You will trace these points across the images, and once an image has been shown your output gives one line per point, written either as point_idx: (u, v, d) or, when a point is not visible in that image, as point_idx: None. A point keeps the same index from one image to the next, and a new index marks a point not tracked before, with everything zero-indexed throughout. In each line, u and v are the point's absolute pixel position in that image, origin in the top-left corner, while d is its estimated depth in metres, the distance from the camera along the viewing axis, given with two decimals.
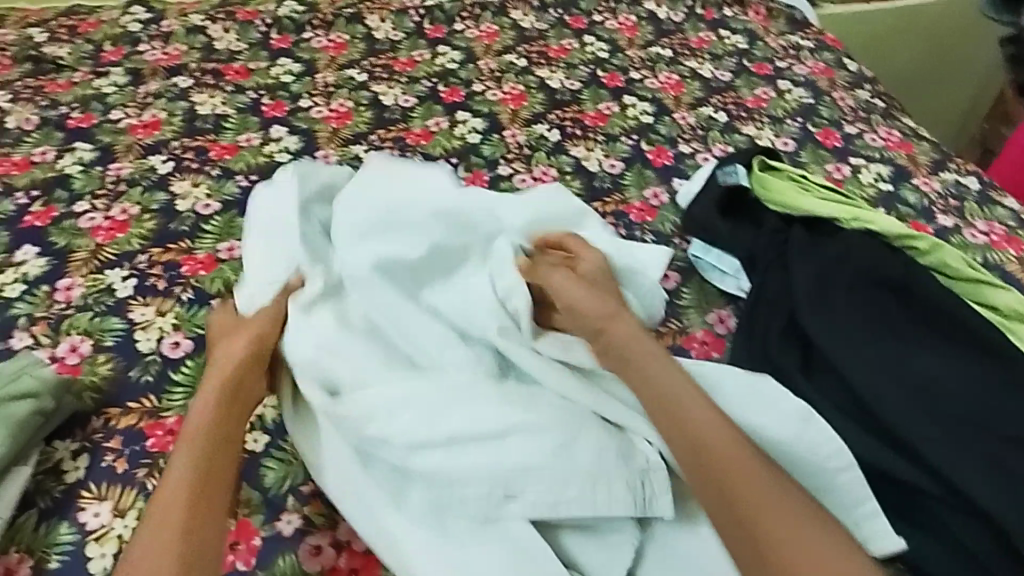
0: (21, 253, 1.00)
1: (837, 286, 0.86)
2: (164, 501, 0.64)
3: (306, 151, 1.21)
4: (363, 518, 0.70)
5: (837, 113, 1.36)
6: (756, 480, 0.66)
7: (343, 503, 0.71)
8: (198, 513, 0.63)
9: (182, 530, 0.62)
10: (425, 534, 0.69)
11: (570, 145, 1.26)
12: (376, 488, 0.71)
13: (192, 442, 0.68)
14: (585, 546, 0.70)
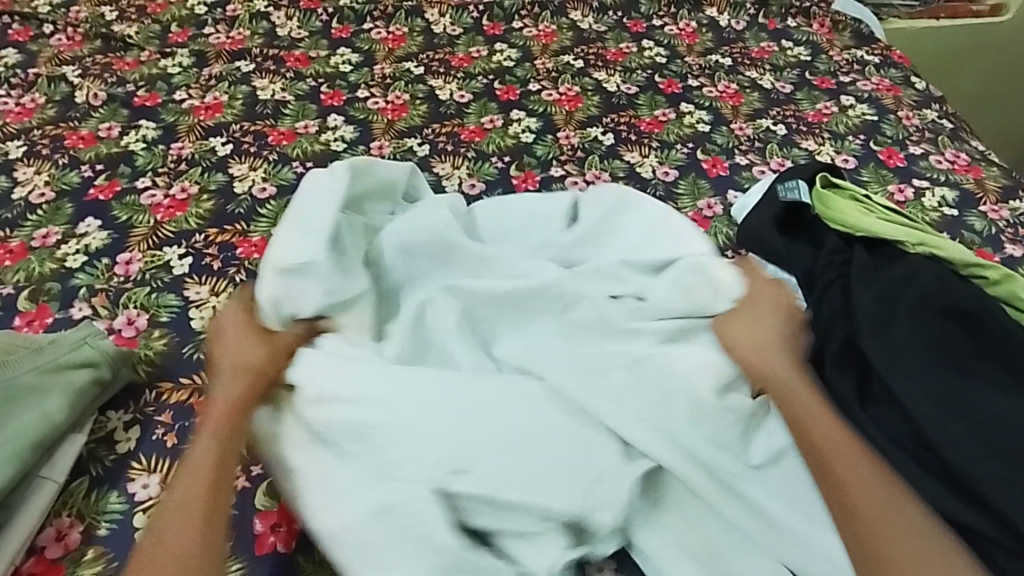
0: (85, 225, 1.03)
1: (899, 311, 0.83)
2: (183, 486, 0.66)
3: (361, 141, 1.22)
4: (320, 507, 0.67)
5: (901, 132, 1.31)
6: (867, 486, 0.68)
7: (307, 493, 0.68)
8: (205, 490, 0.66)
9: (194, 507, 0.64)
10: (378, 526, 0.65)
11: (624, 150, 1.24)
12: (338, 477, 0.68)
13: (223, 436, 0.70)
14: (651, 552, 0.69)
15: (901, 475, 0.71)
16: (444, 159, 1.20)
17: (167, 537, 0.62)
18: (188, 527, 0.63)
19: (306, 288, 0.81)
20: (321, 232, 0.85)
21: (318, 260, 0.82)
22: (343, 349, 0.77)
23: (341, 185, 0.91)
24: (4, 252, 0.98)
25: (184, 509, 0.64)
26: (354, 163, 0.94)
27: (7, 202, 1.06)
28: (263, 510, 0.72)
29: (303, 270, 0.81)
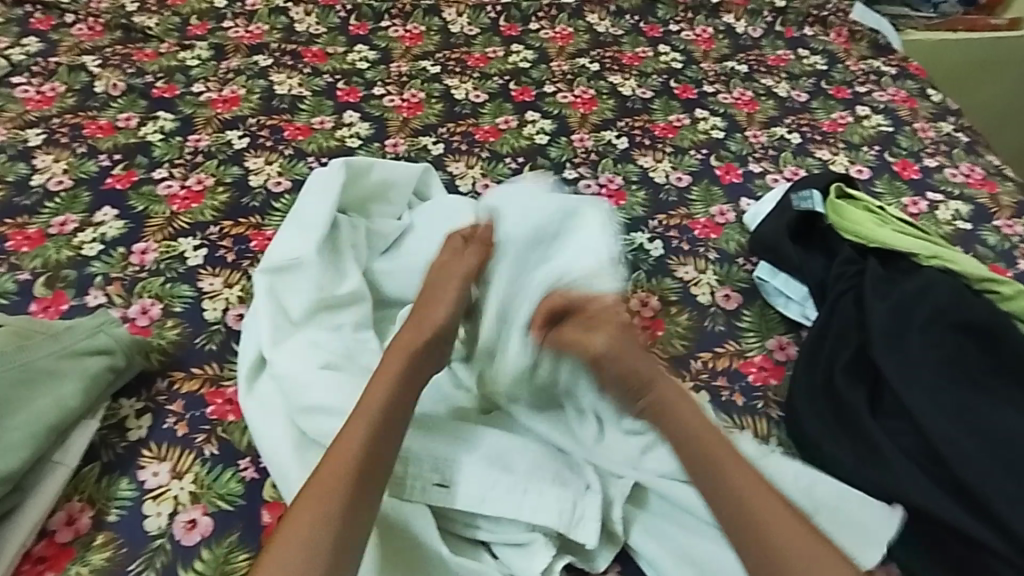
0: (102, 214, 1.04)
1: (912, 324, 0.83)
2: (335, 469, 0.64)
3: (376, 138, 1.23)
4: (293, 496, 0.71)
5: (917, 144, 1.31)
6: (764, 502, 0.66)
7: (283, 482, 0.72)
8: (358, 488, 0.64)
9: (343, 505, 0.62)
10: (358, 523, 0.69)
11: (638, 154, 1.24)
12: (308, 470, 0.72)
13: (367, 418, 0.67)
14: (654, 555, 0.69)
15: (912, 487, 0.71)
16: (458, 159, 1.21)
17: (319, 529, 0.61)
18: (341, 519, 0.62)
19: (293, 286, 0.84)
20: (314, 230, 0.89)
21: (305, 261, 0.86)
22: (327, 344, 0.80)
23: (338, 184, 0.94)
24: (21, 238, 0.99)
25: (332, 497, 0.62)
26: (353, 163, 0.97)
27: (26, 189, 1.07)
28: (272, 501, 0.72)
29: (291, 270, 0.86)
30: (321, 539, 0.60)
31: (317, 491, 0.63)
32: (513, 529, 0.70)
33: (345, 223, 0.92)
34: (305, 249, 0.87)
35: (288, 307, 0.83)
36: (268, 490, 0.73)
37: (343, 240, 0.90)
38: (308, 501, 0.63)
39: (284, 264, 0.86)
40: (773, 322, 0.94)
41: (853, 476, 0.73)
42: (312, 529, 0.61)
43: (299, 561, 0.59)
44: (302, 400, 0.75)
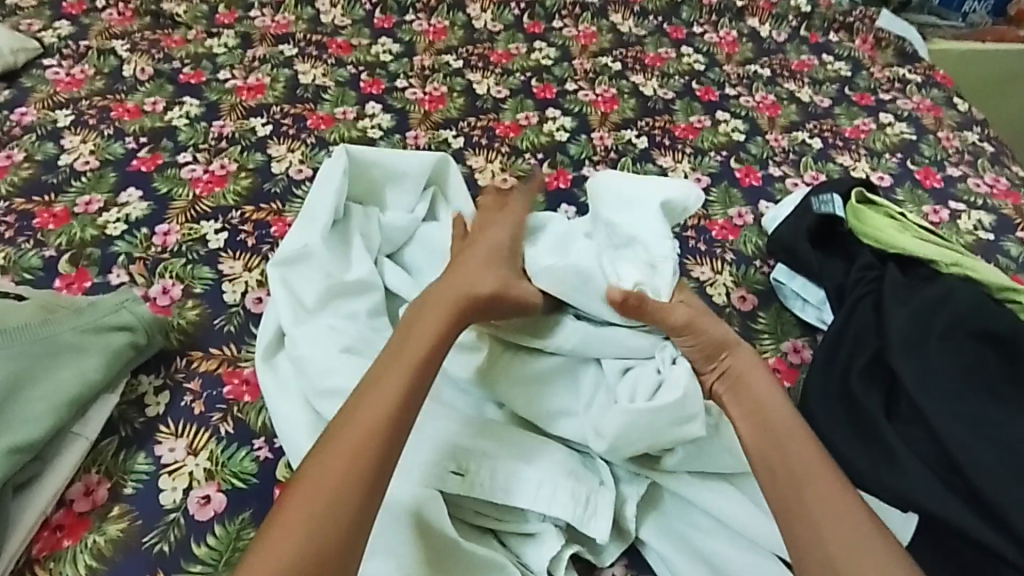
0: (127, 194, 1.06)
1: (931, 331, 0.82)
2: (364, 413, 0.64)
3: (398, 130, 1.24)
4: None
5: (940, 153, 1.30)
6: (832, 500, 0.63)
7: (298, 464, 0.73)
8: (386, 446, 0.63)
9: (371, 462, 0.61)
10: None
11: (657, 155, 1.24)
12: None
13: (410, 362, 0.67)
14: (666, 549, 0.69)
15: (928, 495, 0.70)
16: (478, 153, 1.21)
17: (341, 466, 0.60)
18: (365, 460, 0.61)
19: (303, 275, 0.85)
20: (323, 221, 0.90)
21: (314, 249, 0.87)
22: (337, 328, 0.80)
23: (343, 175, 0.94)
24: (48, 216, 1.01)
25: (351, 437, 0.62)
26: (360, 152, 0.97)
27: (53, 168, 1.09)
28: (285, 482, 0.73)
29: (301, 260, 0.87)
30: (341, 478, 0.60)
31: (340, 433, 0.63)
32: (524, 520, 0.70)
33: (357, 214, 0.93)
34: (313, 240, 0.88)
35: (299, 293, 0.84)
36: (281, 470, 0.74)
37: (354, 230, 0.91)
38: (335, 443, 0.62)
39: (294, 254, 0.87)
40: (788, 326, 0.93)
41: (867, 482, 0.72)
42: (334, 466, 0.60)
43: (318, 498, 0.59)
44: (318, 384, 0.75)
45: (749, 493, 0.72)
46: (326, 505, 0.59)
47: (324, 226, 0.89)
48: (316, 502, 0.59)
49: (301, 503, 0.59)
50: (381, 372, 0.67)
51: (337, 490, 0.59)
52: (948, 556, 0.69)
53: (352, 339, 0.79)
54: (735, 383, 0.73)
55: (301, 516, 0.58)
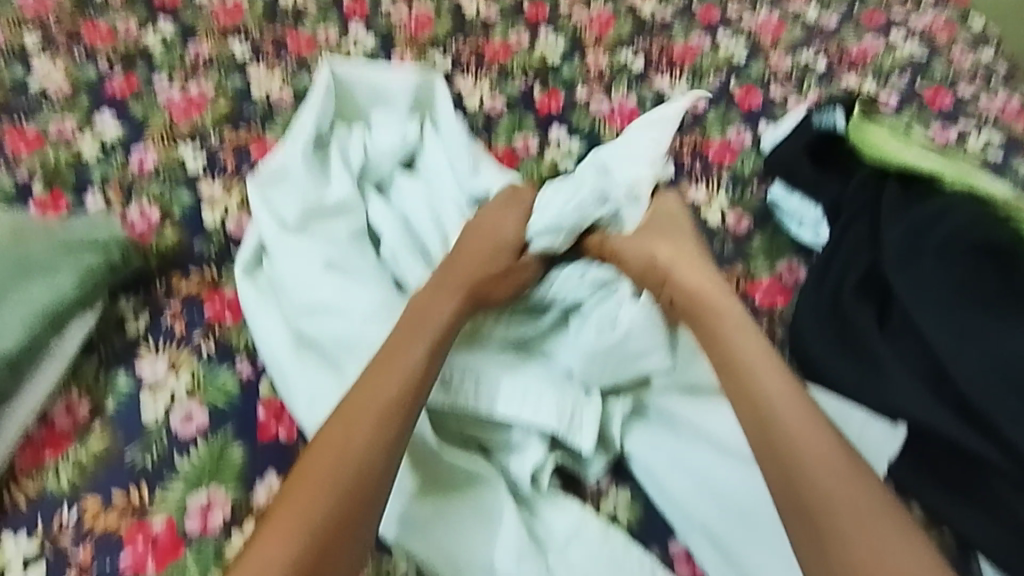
0: (101, 118, 1.02)
1: (930, 244, 0.80)
2: (384, 385, 0.63)
3: (383, 52, 1.18)
4: (287, 395, 0.71)
5: (951, 73, 1.24)
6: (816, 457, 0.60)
7: (280, 383, 0.71)
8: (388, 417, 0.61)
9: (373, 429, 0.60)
10: None
11: (654, 77, 1.19)
12: (298, 372, 0.71)
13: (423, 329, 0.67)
14: (654, 465, 0.68)
15: (915, 404, 0.69)
16: (467, 76, 1.16)
17: (361, 436, 0.60)
18: (385, 432, 0.60)
19: (285, 195, 0.84)
20: (301, 141, 0.89)
21: (294, 171, 0.86)
22: (316, 247, 0.79)
23: (322, 94, 0.92)
24: (19, 140, 0.97)
25: (372, 411, 0.61)
26: (342, 73, 0.95)
27: (23, 92, 1.05)
28: (267, 399, 0.72)
29: (280, 179, 0.85)
30: (361, 450, 0.59)
31: (360, 405, 0.61)
32: (508, 432, 0.69)
33: (339, 137, 0.91)
34: (291, 160, 0.87)
35: (279, 212, 0.82)
36: (264, 389, 0.73)
37: (332, 151, 0.89)
38: (353, 414, 0.61)
39: (272, 173, 0.86)
40: (784, 246, 0.91)
41: (852, 395, 0.72)
42: (352, 437, 0.59)
43: (336, 470, 0.58)
44: (302, 301, 0.76)
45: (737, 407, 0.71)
46: (346, 478, 0.57)
47: (302, 146, 0.88)
48: (337, 472, 0.58)
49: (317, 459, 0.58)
50: (401, 344, 0.66)
51: (338, 460, 0.58)
52: (935, 465, 0.68)
53: (333, 256, 0.78)
54: (687, 302, 0.73)
55: (314, 490, 0.57)
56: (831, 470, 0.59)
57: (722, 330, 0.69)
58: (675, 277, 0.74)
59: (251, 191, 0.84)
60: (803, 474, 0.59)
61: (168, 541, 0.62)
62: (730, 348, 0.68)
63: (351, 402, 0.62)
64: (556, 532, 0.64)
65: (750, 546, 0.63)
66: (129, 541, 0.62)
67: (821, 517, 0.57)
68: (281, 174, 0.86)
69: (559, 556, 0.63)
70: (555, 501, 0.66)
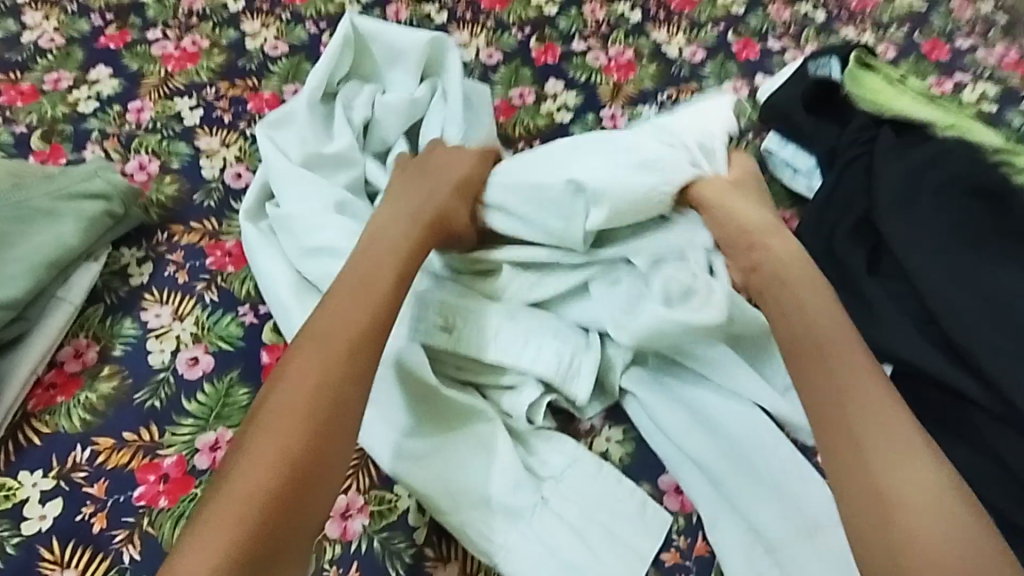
0: (96, 72, 1.02)
1: (923, 190, 0.81)
2: (353, 312, 0.65)
3: (378, 5, 1.17)
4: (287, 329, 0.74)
5: (950, 24, 1.23)
6: (888, 434, 0.59)
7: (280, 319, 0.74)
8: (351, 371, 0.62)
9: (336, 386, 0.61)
10: None
11: (652, 28, 1.18)
12: (299, 308, 0.74)
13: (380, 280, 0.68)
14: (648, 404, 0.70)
15: (901, 345, 0.71)
16: (463, 28, 1.15)
17: (336, 365, 0.62)
18: (360, 356, 0.63)
19: (288, 140, 0.85)
20: (310, 90, 0.89)
21: (299, 115, 0.87)
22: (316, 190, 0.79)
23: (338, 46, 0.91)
24: (15, 93, 0.98)
25: (344, 338, 0.63)
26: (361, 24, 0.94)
27: (17, 46, 1.04)
28: (271, 343, 0.74)
29: (286, 124, 0.86)
30: (337, 372, 0.61)
31: (322, 343, 0.63)
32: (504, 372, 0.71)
33: (348, 90, 0.91)
34: (295, 103, 0.87)
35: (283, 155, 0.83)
36: (267, 333, 0.75)
37: (340, 102, 0.89)
38: (325, 342, 0.63)
39: (279, 117, 0.87)
40: (777, 195, 0.92)
41: None
42: (325, 363, 0.62)
43: (314, 394, 0.60)
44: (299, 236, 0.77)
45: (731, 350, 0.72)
46: (321, 403, 0.60)
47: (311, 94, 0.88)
48: (313, 399, 0.60)
49: (280, 415, 0.59)
50: (371, 275, 0.68)
51: (301, 417, 0.59)
52: (918, 405, 0.71)
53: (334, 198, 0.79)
54: (764, 274, 0.71)
55: (293, 417, 0.59)
56: (894, 447, 0.58)
57: (794, 290, 0.69)
58: (761, 247, 0.73)
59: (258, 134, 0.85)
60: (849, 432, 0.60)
61: (180, 476, 0.65)
62: (799, 314, 0.67)
63: (309, 357, 0.62)
64: (552, 465, 0.67)
65: (741, 480, 0.65)
66: (142, 476, 0.65)
67: (886, 493, 0.56)
68: (288, 120, 0.87)
69: (556, 486, 0.65)
70: (552, 436, 0.69)
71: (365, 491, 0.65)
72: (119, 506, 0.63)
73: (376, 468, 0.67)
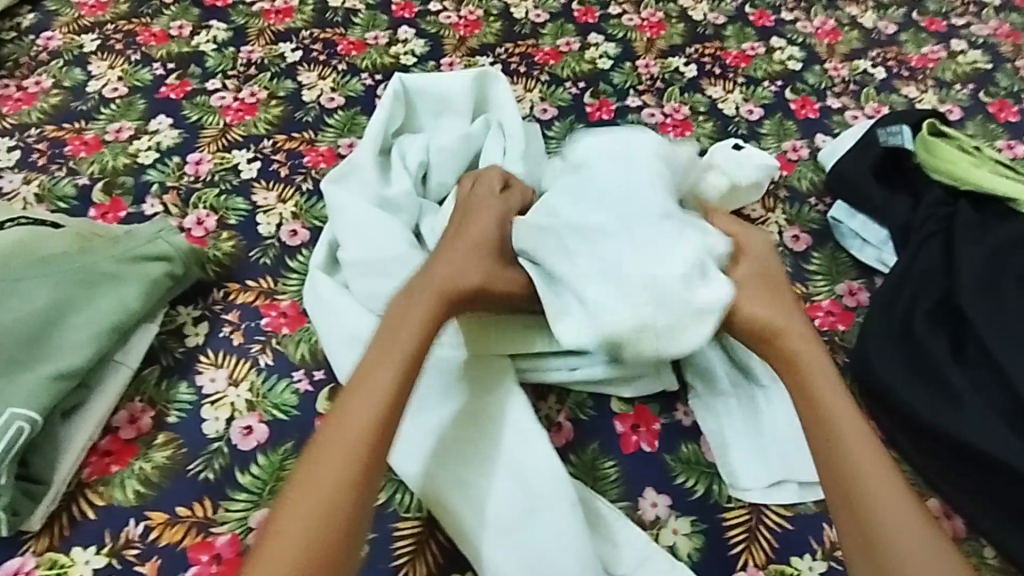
0: (157, 122, 1.03)
1: (1007, 274, 0.77)
2: (357, 399, 0.61)
3: (432, 57, 1.18)
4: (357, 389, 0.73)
5: (1017, 84, 1.19)
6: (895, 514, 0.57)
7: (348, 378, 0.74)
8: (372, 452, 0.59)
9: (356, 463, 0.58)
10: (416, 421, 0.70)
11: (707, 84, 1.17)
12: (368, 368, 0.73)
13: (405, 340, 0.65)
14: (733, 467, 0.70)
15: (992, 440, 0.66)
16: (516, 81, 1.15)
17: (335, 458, 0.58)
18: (369, 427, 0.59)
19: (354, 189, 0.85)
20: (369, 143, 0.89)
21: (362, 162, 0.87)
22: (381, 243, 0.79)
23: (393, 103, 0.92)
24: (79, 143, 0.99)
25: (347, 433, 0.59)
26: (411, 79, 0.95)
27: (82, 95, 1.06)
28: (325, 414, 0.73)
29: (349, 178, 0.86)
30: (351, 444, 0.59)
31: (351, 417, 0.60)
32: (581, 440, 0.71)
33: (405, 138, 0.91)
34: (360, 153, 0.87)
35: (343, 207, 0.82)
36: (322, 402, 0.74)
37: (397, 151, 0.89)
38: (328, 433, 0.59)
39: (342, 169, 0.87)
40: (844, 266, 0.88)
41: (925, 418, 0.70)
42: (344, 436, 0.59)
43: (320, 489, 0.56)
44: (371, 291, 0.77)
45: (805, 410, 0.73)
46: (327, 496, 0.56)
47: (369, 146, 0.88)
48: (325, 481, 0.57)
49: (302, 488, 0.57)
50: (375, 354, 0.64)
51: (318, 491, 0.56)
52: (1013, 509, 0.66)
53: (396, 252, 0.78)
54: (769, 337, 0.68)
55: (307, 511, 0.55)
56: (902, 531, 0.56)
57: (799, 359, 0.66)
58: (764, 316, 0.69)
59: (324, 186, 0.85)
60: (855, 491, 0.59)
61: (232, 557, 0.63)
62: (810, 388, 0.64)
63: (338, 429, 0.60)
64: (620, 560, 0.64)
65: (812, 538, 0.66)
66: (195, 556, 0.63)
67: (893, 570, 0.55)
68: (348, 173, 0.86)
69: None
70: (622, 522, 0.65)
71: None
72: None
73: (435, 553, 0.65)
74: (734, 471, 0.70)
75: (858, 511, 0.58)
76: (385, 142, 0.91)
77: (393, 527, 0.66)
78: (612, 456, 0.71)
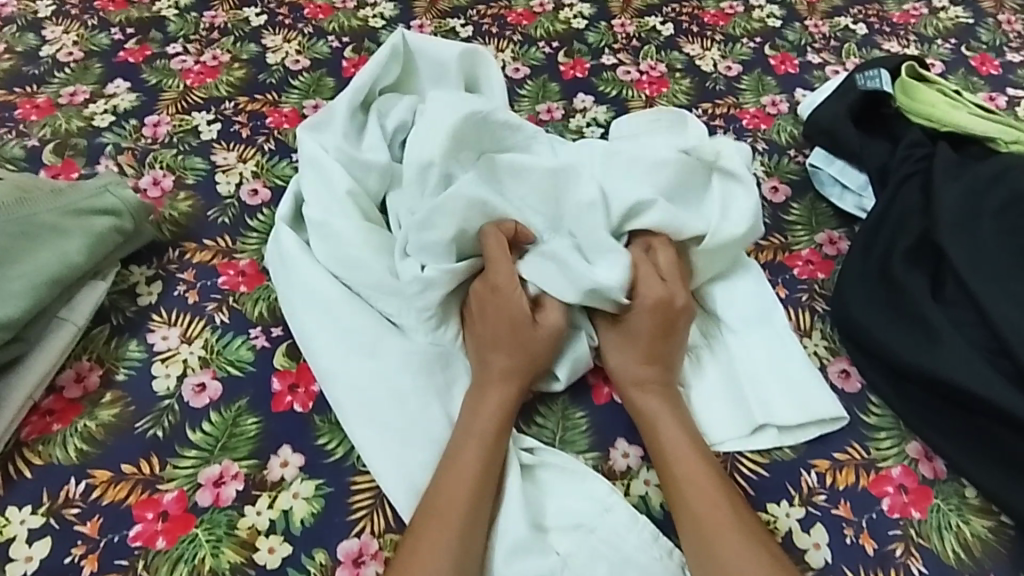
0: (114, 86, 0.99)
1: (985, 213, 0.76)
2: (440, 509, 0.57)
3: (401, 19, 1.14)
4: (315, 352, 0.69)
5: (999, 39, 1.16)
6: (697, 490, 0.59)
7: (305, 341, 0.70)
8: (476, 507, 0.58)
9: (466, 518, 0.57)
10: (362, 390, 0.66)
11: (684, 42, 1.13)
12: (323, 336, 0.69)
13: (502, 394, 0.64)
14: (712, 416, 0.68)
15: (970, 377, 0.65)
16: (488, 42, 1.11)
17: (477, 458, 0.60)
18: (472, 470, 0.59)
19: (328, 141, 0.80)
20: (351, 95, 0.83)
21: (341, 113, 0.82)
22: (346, 216, 0.73)
23: (385, 56, 0.86)
24: (31, 107, 0.95)
25: (479, 435, 0.62)
26: (414, 39, 0.89)
27: (35, 59, 1.02)
28: (283, 369, 0.69)
29: (330, 131, 0.81)
30: (461, 489, 0.58)
31: (452, 473, 0.59)
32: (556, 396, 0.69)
33: (389, 98, 0.86)
34: (339, 104, 0.82)
35: (320, 164, 0.77)
36: (280, 358, 0.70)
37: (379, 109, 0.84)
38: (437, 490, 0.59)
39: (322, 118, 0.82)
40: (824, 215, 0.85)
41: (906, 356, 0.68)
42: (448, 485, 0.59)
43: (430, 546, 0.55)
44: (331, 251, 0.72)
45: (781, 360, 0.71)
46: (473, 493, 0.58)
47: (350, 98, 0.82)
48: (442, 532, 0.56)
49: (413, 546, 0.55)
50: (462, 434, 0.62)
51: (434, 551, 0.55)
52: (990, 445, 0.64)
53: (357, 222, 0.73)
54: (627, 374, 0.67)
55: (451, 509, 0.57)
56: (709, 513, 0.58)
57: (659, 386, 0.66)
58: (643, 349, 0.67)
59: (306, 137, 0.80)
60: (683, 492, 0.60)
61: (180, 513, 0.60)
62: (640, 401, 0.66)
63: (443, 478, 0.59)
64: (584, 511, 0.61)
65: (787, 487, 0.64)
66: (139, 514, 0.60)
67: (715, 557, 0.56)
68: (323, 127, 0.81)
69: (588, 537, 0.60)
70: (590, 475, 0.63)
71: (379, 534, 0.60)
72: (112, 547, 0.59)
73: (392, 509, 0.62)
74: (710, 423, 0.67)
75: (695, 521, 0.58)
76: (369, 97, 0.85)
77: (350, 481, 0.63)
78: (582, 407, 0.68)
